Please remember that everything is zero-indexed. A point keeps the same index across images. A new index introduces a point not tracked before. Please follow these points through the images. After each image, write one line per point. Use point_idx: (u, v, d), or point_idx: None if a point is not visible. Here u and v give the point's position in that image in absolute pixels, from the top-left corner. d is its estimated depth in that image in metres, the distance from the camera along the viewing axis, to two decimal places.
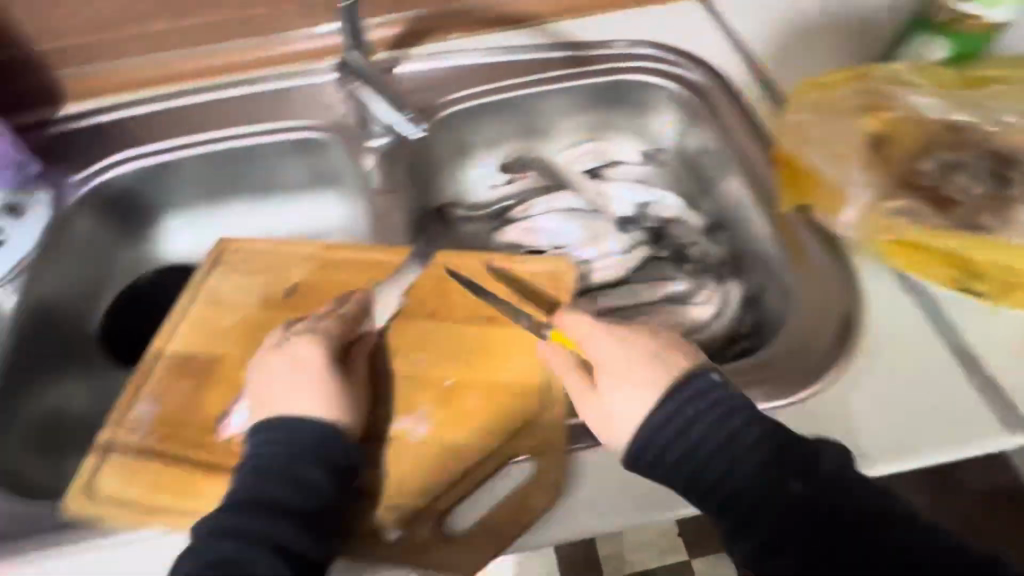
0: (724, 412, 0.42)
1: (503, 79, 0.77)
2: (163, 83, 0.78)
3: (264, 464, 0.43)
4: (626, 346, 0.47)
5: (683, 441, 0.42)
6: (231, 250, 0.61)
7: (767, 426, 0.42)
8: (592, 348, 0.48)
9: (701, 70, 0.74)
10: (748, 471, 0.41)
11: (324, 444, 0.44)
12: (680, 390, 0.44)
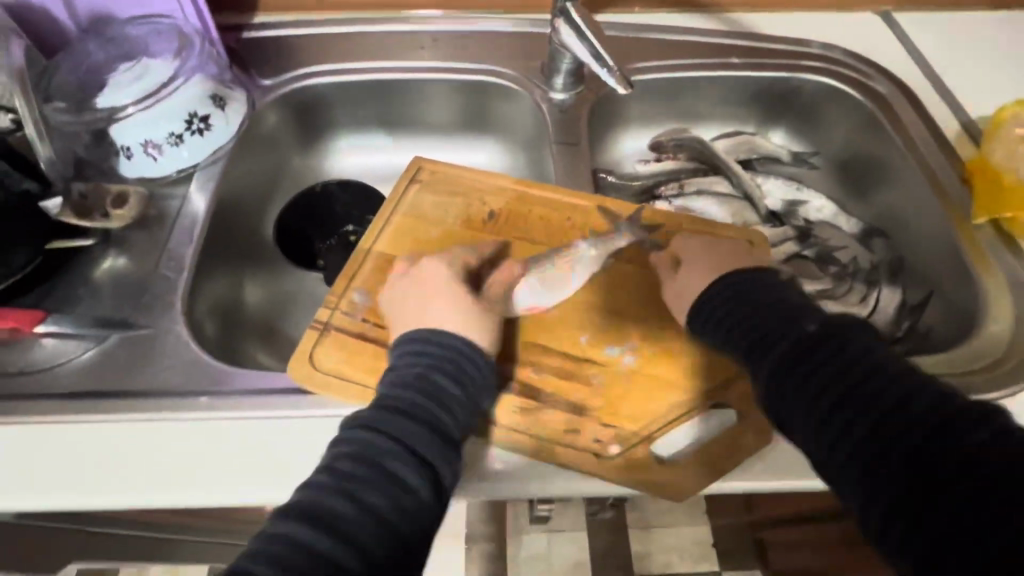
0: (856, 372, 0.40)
1: (685, 59, 0.79)
2: (355, 9, 0.82)
3: (419, 384, 0.43)
4: (758, 306, 0.47)
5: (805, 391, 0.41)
6: (427, 170, 0.63)
7: (904, 386, 0.38)
8: (728, 302, 0.48)
9: (885, 79, 0.76)
10: (878, 414, 0.38)
11: (463, 357, 0.46)
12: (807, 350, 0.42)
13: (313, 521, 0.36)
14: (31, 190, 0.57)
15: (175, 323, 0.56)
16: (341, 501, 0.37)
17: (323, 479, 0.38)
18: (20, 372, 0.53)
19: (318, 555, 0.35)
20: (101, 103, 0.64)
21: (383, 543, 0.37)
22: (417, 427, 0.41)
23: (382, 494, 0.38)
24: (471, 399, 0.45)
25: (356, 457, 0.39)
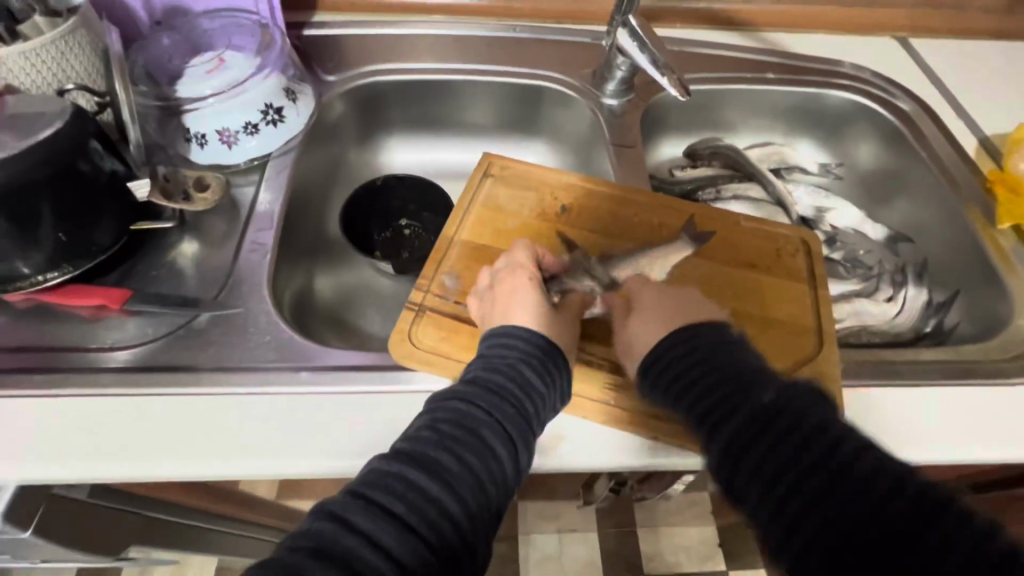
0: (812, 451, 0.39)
1: (724, 72, 0.84)
2: (412, 12, 0.85)
3: (494, 368, 0.47)
4: (714, 367, 0.45)
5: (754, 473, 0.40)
6: (499, 165, 0.65)
7: (864, 458, 0.38)
8: (684, 359, 0.47)
9: (909, 98, 0.83)
10: (840, 484, 0.38)
11: (547, 352, 0.49)
12: (763, 425, 0.41)
13: (421, 467, 0.40)
14: (119, 171, 0.57)
15: (264, 306, 0.58)
16: (444, 455, 0.41)
17: (425, 434, 0.42)
18: (111, 349, 0.55)
19: (426, 497, 0.39)
20: (182, 91, 0.65)
21: (464, 507, 0.40)
22: (509, 406, 0.45)
23: (476, 456, 0.42)
24: (556, 392, 0.48)
25: (456, 421, 0.43)
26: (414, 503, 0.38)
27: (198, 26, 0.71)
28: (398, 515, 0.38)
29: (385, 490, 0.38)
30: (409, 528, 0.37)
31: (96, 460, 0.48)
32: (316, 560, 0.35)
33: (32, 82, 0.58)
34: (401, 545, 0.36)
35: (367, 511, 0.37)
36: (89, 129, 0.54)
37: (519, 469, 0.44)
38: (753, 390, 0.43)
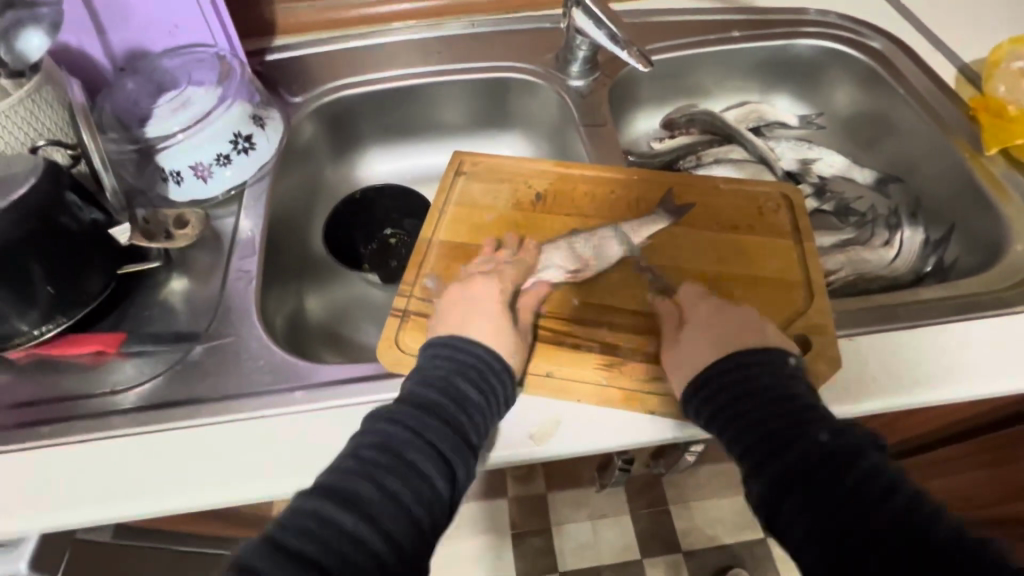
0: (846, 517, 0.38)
1: (689, 37, 0.83)
2: (370, 23, 0.85)
3: (426, 386, 0.47)
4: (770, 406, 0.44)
5: (780, 428, 0.43)
6: (470, 163, 0.65)
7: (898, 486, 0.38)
8: (730, 386, 0.46)
9: (881, 36, 0.81)
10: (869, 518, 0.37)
11: (485, 369, 0.48)
12: (806, 475, 0.40)
13: (360, 493, 0.40)
14: (99, 220, 0.57)
15: (256, 331, 0.59)
16: (375, 484, 0.41)
17: (358, 460, 0.42)
18: (111, 392, 0.56)
19: (357, 527, 0.39)
20: (152, 133, 0.66)
21: (397, 529, 0.40)
22: (450, 425, 0.45)
23: (408, 479, 0.41)
24: (495, 404, 0.47)
25: (396, 440, 0.43)
26: (372, 511, 0.40)
27: (158, 67, 0.72)
28: (344, 532, 0.38)
29: (331, 507, 0.39)
30: (351, 552, 0.38)
31: (108, 500, 0.49)
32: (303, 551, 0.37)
33: (4, 143, 0.59)
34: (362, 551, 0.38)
35: (335, 512, 0.39)
36: (63, 182, 0.54)
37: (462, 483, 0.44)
38: (804, 425, 0.43)
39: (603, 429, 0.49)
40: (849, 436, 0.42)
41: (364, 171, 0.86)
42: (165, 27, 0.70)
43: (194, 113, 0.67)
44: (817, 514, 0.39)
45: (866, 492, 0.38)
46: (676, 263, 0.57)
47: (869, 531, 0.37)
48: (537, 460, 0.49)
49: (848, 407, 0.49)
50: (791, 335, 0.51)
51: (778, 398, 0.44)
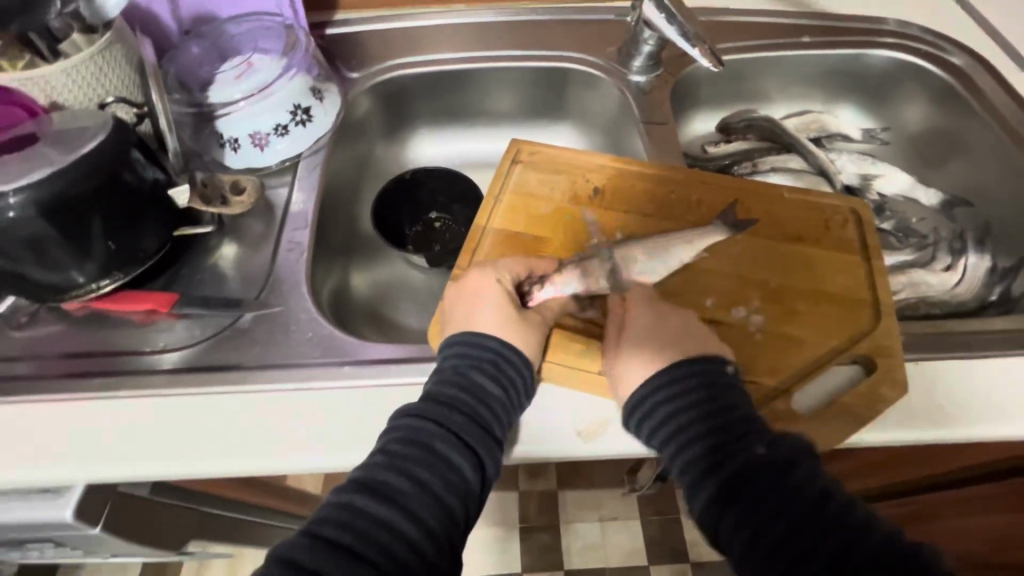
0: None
1: (758, 40, 0.80)
2: (432, 3, 0.84)
3: (445, 381, 0.47)
4: (764, 493, 0.41)
5: (725, 441, 0.43)
6: (528, 151, 0.64)
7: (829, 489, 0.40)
8: (680, 390, 0.46)
9: (962, 52, 0.77)
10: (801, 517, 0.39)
11: (503, 360, 0.48)
12: (748, 480, 0.41)
13: (381, 486, 0.41)
14: (160, 179, 0.58)
15: (304, 301, 0.60)
16: (395, 477, 0.41)
17: (378, 454, 0.43)
18: (159, 351, 0.56)
19: (377, 521, 0.40)
20: (214, 98, 0.66)
21: (417, 520, 0.41)
22: (494, 394, 0.46)
23: (428, 470, 0.42)
24: (518, 395, 0.48)
25: (411, 435, 0.43)
26: (425, 482, 0.42)
27: (220, 33, 0.72)
28: (361, 530, 0.39)
29: (351, 502, 0.40)
30: (369, 549, 0.39)
31: (154, 456, 0.50)
32: (367, 524, 0.39)
33: (75, 99, 0.60)
34: (420, 523, 0.41)
35: (392, 483, 0.41)
36: (130, 140, 0.55)
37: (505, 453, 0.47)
38: (745, 437, 0.43)
39: None
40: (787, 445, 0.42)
41: (413, 153, 0.85)
42: None
43: (254, 81, 0.67)
44: (761, 518, 0.40)
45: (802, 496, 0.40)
46: (737, 272, 0.55)
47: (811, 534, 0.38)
48: (582, 457, 0.48)
49: (909, 435, 0.48)
50: (850, 355, 0.50)
51: (723, 412, 0.44)
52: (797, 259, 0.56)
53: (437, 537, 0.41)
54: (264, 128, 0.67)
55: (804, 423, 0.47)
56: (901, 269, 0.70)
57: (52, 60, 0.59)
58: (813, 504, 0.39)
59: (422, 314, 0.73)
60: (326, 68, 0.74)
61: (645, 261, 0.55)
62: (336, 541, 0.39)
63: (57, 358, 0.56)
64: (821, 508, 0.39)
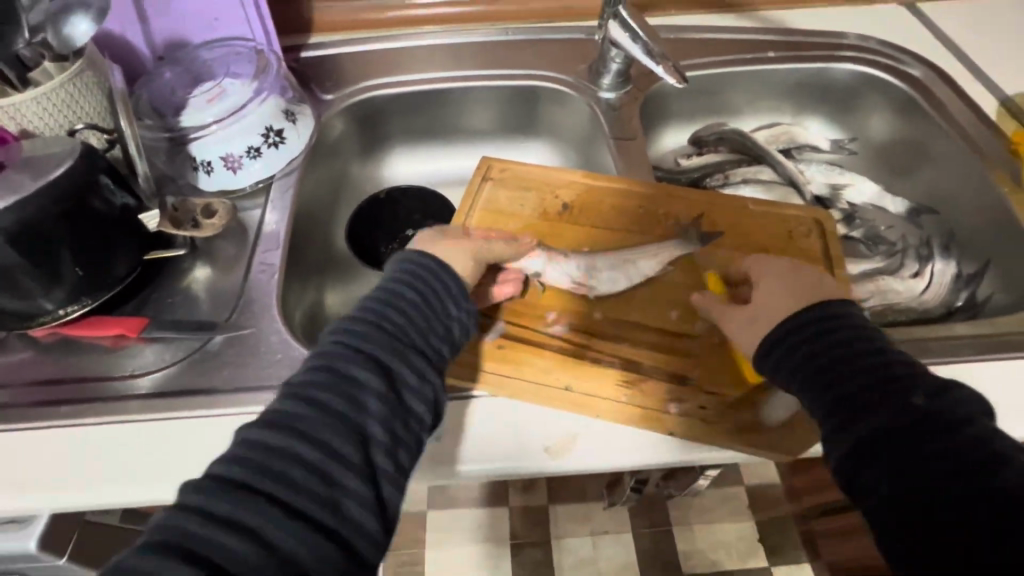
0: (950, 503, 0.36)
1: (725, 55, 0.82)
2: (405, 26, 0.85)
3: (363, 307, 0.46)
4: (872, 380, 0.42)
5: (838, 364, 0.44)
6: (497, 168, 0.65)
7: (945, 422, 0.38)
8: (804, 337, 0.46)
9: (921, 64, 0.80)
10: (917, 455, 0.38)
11: (428, 279, 0.49)
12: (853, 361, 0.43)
13: (289, 414, 0.39)
14: (130, 205, 0.58)
15: (275, 323, 0.60)
16: (304, 404, 0.39)
17: (287, 387, 0.41)
18: (128, 376, 0.56)
19: (282, 450, 0.37)
20: (186, 122, 0.67)
21: (327, 442, 0.38)
22: (410, 304, 0.47)
23: (340, 395, 0.40)
24: (438, 309, 0.48)
25: (323, 361, 0.42)
26: (333, 404, 0.40)
27: (192, 58, 0.73)
28: (262, 461, 0.36)
29: (254, 434, 0.38)
30: (272, 473, 0.36)
31: (119, 483, 0.49)
32: (274, 455, 0.37)
33: (45, 126, 0.60)
34: (332, 445, 0.38)
35: (296, 410, 0.39)
36: (98, 166, 0.55)
37: (434, 372, 0.46)
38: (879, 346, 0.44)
39: (610, 433, 0.49)
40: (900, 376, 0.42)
41: (389, 172, 0.86)
42: (206, 19, 0.72)
43: (226, 104, 0.67)
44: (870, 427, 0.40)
45: (921, 419, 0.39)
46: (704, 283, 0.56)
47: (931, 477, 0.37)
48: (550, 474, 0.48)
49: None
50: None
51: (832, 351, 0.45)
52: None
53: (357, 459, 0.39)
54: (236, 150, 0.68)
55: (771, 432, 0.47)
56: (869, 277, 0.71)
57: (21, 87, 0.59)
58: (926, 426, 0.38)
59: None
60: (299, 91, 0.75)
61: (612, 274, 0.56)
62: (237, 476, 0.36)
63: (24, 386, 0.56)
64: (950, 431, 0.38)
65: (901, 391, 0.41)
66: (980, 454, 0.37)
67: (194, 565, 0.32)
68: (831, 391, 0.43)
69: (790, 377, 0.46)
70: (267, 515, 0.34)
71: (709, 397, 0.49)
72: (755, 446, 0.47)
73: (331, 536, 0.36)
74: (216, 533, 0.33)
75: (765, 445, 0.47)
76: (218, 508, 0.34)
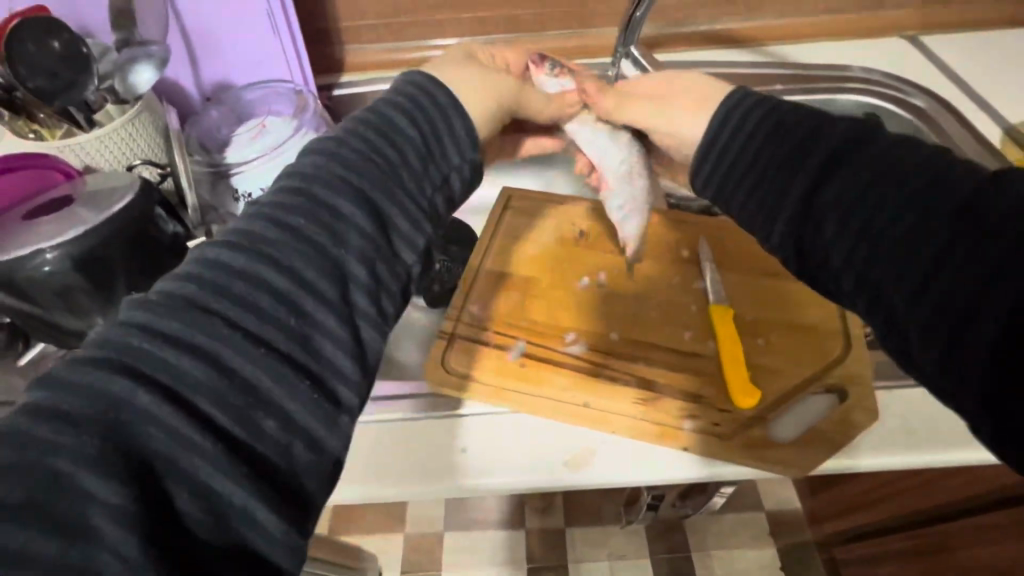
0: (907, 216, 0.40)
1: (733, 88, 0.86)
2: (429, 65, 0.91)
3: (354, 132, 0.42)
4: (859, 155, 0.43)
5: (786, 152, 0.46)
6: (517, 198, 0.69)
7: (933, 190, 0.39)
8: (750, 168, 0.47)
9: (924, 95, 0.83)
10: (903, 229, 0.39)
11: (433, 93, 0.46)
12: (840, 146, 0.44)
13: (245, 237, 0.36)
14: (179, 233, 0.63)
15: None
16: (268, 230, 0.36)
17: (235, 228, 0.37)
18: None
19: (239, 275, 0.34)
20: (230, 158, 0.72)
21: (303, 260, 0.36)
22: (410, 135, 0.44)
23: (310, 222, 0.37)
24: (446, 134, 0.46)
25: (287, 190, 0.38)
26: (304, 231, 0.37)
27: (236, 99, 0.79)
28: (215, 289, 0.33)
29: (193, 271, 0.34)
30: (237, 293, 0.34)
31: None
32: (236, 279, 0.34)
33: (106, 162, 0.66)
34: (303, 273, 0.36)
35: (260, 229, 0.36)
36: (154, 199, 0.60)
37: (424, 220, 0.43)
38: (830, 125, 0.45)
39: (623, 449, 0.51)
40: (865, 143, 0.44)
41: None
42: (251, 64, 0.79)
43: (268, 140, 0.73)
44: (849, 192, 0.42)
45: (913, 186, 0.40)
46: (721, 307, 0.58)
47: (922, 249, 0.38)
48: (569, 488, 0.50)
49: (889, 459, 0.49)
50: (825, 382, 0.53)
51: (789, 144, 0.46)
52: (772, 294, 0.59)
53: (336, 298, 0.36)
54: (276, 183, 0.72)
55: (781, 448, 0.49)
56: None
57: (86, 128, 0.64)
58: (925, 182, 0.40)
59: (421, 352, 0.76)
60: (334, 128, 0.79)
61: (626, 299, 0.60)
62: (185, 299, 0.33)
63: None
64: (943, 197, 0.39)
65: (864, 149, 0.43)
66: (942, 193, 0.39)
67: (143, 390, 0.29)
68: (789, 166, 0.45)
69: (729, 194, 0.49)
70: (226, 342, 0.32)
71: (722, 415, 0.51)
72: (768, 462, 0.49)
73: (308, 379, 0.34)
74: (189, 344, 0.31)
75: (775, 462, 0.49)
76: (190, 308, 0.32)
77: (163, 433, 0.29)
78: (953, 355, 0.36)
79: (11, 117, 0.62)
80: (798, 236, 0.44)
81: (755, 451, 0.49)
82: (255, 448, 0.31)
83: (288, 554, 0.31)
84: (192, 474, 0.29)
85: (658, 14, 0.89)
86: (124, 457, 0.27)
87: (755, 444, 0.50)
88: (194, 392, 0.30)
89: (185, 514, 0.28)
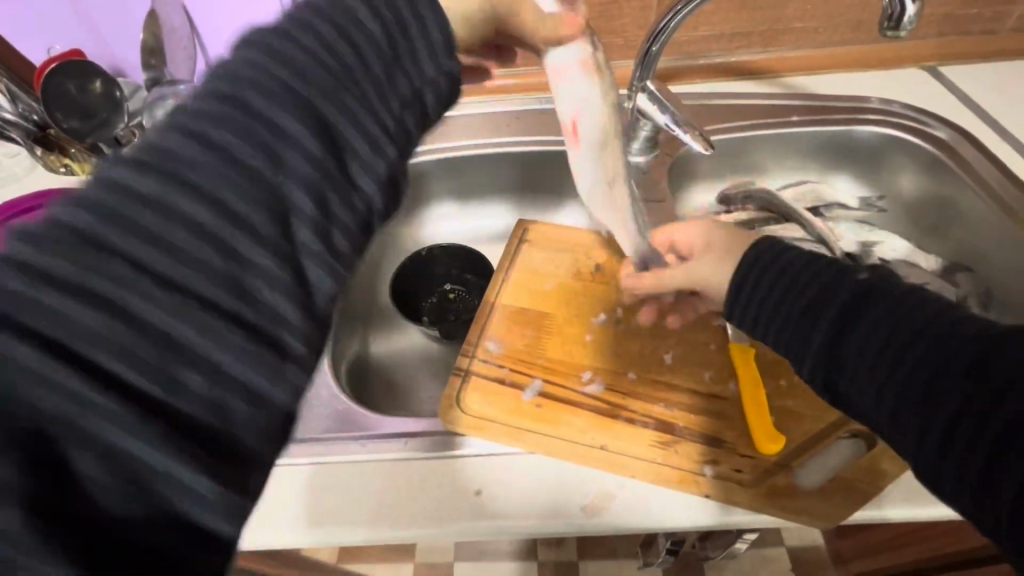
0: (922, 368, 0.40)
1: (748, 121, 0.86)
2: None
3: (301, 33, 0.36)
4: (876, 302, 0.44)
5: (806, 301, 0.47)
6: (532, 231, 0.69)
7: (948, 340, 0.40)
8: (774, 313, 0.49)
9: (945, 126, 0.81)
10: (922, 375, 0.40)
11: None
12: (851, 292, 0.45)
13: (168, 160, 0.31)
14: None
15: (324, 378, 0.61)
16: (194, 153, 0.31)
17: (154, 142, 0.32)
18: None
19: (163, 207, 0.30)
20: None
21: (238, 193, 0.31)
22: (369, 41, 0.38)
23: (250, 146, 0.32)
24: (415, 43, 0.39)
25: (214, 104, 0.33)
26: (239, 154, 0.32)
27: None
28: (130, 223, 0.29)
29: (105, 191, 0.30)
30: (157, 228, 0.29)
31: None
32: (142, 208, 0.30)
33: None
34: (231, 205, 0.31)
35: (177, 147, 0.31)
36: None
37: (390, 141, 0.38)
38: (844, 273, 0.47)
39: (646, 494, 0.49)
40: (876, 288, 0.45)
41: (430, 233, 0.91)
42: None
43: None
44: (869, 344, 0.43)
45: (928, 335, 0.41)
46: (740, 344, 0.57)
47: (945, 399, 0.38)
48: (587, 532, 0.48)
49: (923, 510, 0.47)
50: (852, 426, 0.51)
51: (809, 290, 0.47)
52: None
53: (276, 236, 0.32)
54: None
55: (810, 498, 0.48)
56: None
57: None
58: (937, 329, 0.40)
59: (437, 385, 0.76)
60: None
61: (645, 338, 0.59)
62: (77, 229, 0.28)
63: None
64: (956, 345, 0.39)
65: (876, 300, 0.44)
66: (960, 342, 0.39)
67: (32, 350, 0.25)
68: (803, 313, 0.47)
69: (759, 329, 0.50)
70: (133, 290, 0.28)
71: (749, 461, 0.50)
72: (796, 511, 0.47)
73: (240, 326, 0.30)
74: (78, 287, 0.27)
75: (803, 511, 0.48)
76: (81, 244, 0.28)
77: (58, 403, 0.25)
78: (980, 508, 0.35)
79: (42, 152, 0.64)
80: (825, 374, 0.45)
81: (781, 499, 0.48)
82: (174, 407, 0.27)
83: (224, 518, 0.27)
84: (106, 443, 0.25)
85: (673, 47, 0.89)
86: (35, 439, 0.24)
87: (782, 493, 0.48)
88: (90, 347, 0.26)
89: (89, 483, 0.25)
